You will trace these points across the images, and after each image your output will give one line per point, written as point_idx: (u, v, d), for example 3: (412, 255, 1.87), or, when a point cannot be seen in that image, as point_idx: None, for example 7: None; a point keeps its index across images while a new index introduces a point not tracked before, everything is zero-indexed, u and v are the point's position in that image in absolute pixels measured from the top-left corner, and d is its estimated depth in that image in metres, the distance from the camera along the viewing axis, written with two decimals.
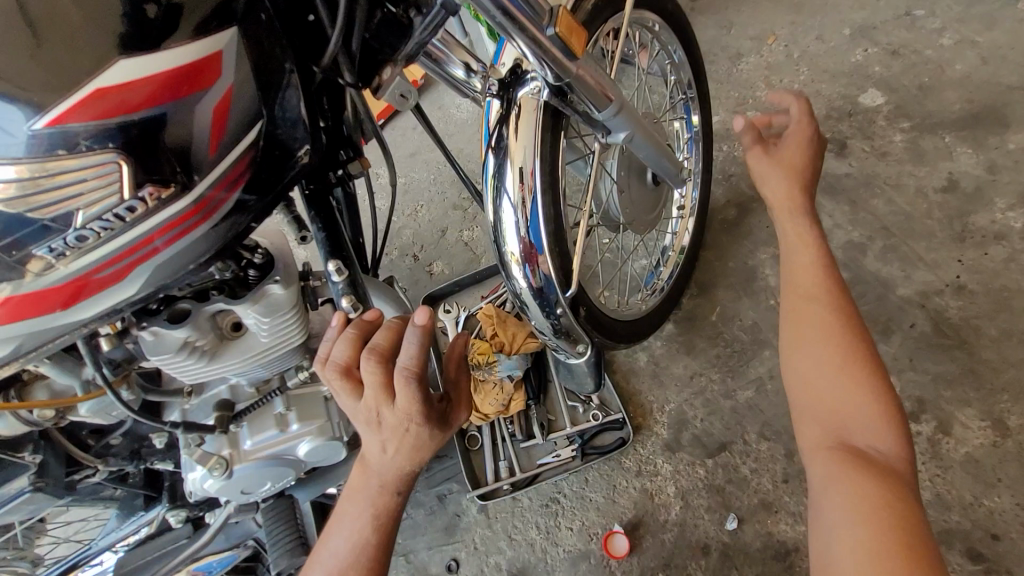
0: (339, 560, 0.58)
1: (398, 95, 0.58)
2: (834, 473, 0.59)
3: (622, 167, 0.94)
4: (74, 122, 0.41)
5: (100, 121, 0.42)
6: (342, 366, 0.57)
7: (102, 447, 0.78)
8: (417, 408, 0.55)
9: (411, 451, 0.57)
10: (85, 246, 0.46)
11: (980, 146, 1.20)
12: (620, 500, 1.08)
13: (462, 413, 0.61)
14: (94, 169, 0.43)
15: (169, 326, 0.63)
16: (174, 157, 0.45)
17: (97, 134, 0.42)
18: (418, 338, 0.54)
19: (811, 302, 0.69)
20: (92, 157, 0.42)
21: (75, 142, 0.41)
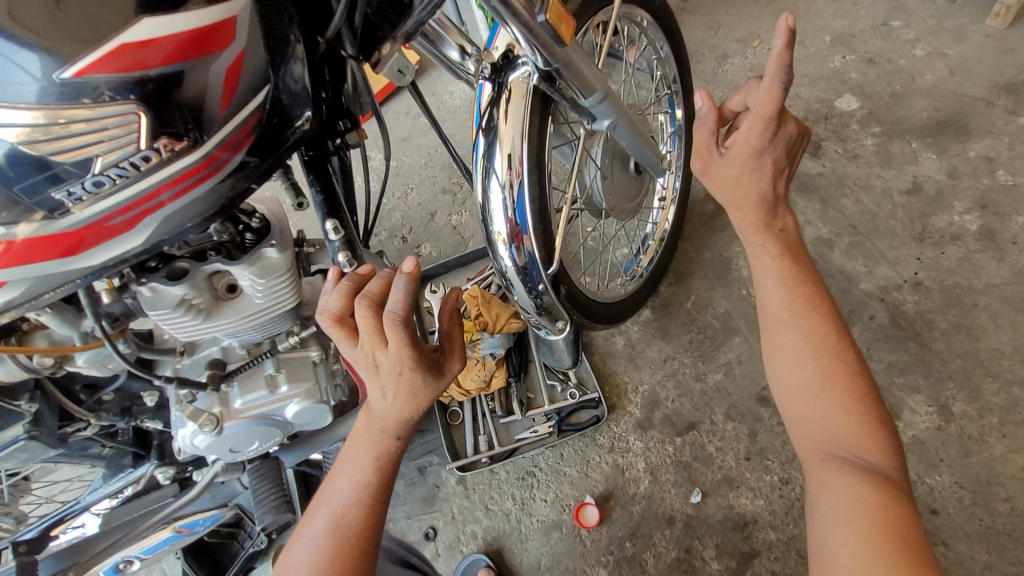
0: (344, 499, 0.62)
1: (397, 70, 0.62)
2: (832, 479, 0.63)
3: (606, 155, 0.99)
4: (97, 73, 0.44)
5: (121, 74, 0.44)
6: (335, 315, 0.60)
7: (94, 402, 0.80)
8: (408, 353, 0.59)
9: (407, 397, 0.61)
10: (97, 194, 0.49)
11: (943, 152, 1.27)
12: (593, 474, 1.13)
13: (455, 363, 0.64)
14: (112, 120, 0.46)
15: (167, 282, 0.67)
16: (188, 113, 0.48)
17: (117, 86, 0.45)
18: (405, 283, 0.58)
19: (781, 325, 0.69)
20: (111, 108, 0.45)
21: (97, 93, 0.44)
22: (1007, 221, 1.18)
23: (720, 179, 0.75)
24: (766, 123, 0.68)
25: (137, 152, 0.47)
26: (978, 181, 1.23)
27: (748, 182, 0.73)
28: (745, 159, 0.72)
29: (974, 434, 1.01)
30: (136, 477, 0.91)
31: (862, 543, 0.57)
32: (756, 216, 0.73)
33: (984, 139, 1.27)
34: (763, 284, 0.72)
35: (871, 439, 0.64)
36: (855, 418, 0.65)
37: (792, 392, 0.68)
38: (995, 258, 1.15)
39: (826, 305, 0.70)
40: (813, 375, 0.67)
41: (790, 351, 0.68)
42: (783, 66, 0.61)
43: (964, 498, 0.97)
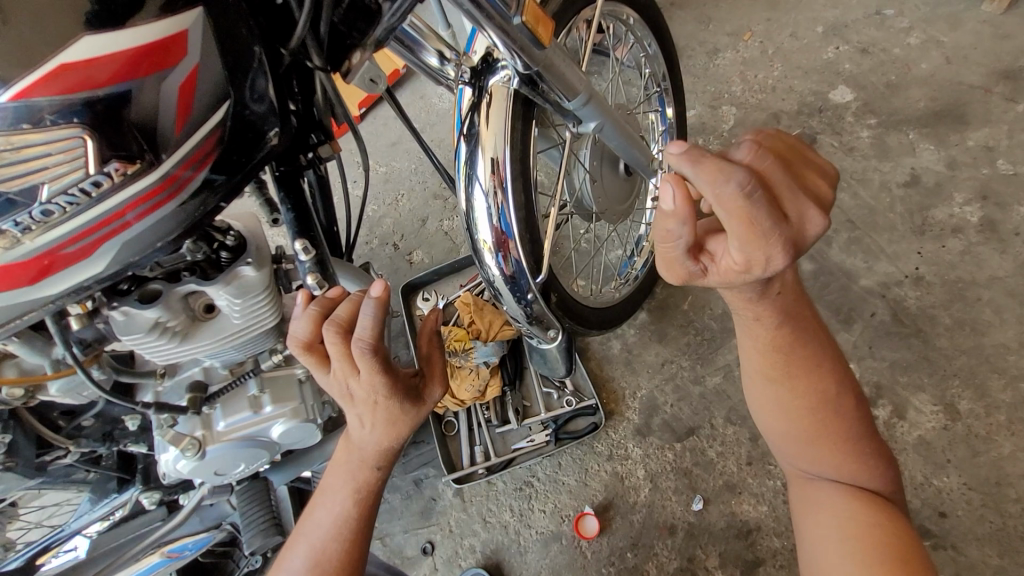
0: (324, 533, 0.60)
1: (369, 79, 0.59)
2: (826, 508, 0.62)
3: (594, 157, 0.96)
4: (39, 96, 0.41)
5: (65, 96, 0.42)
6: (304, 342, 0.58)
7: (74, 429, 0.78)
8: (381, 380, 0.56)
9: (386, 425, 0.58)
10: (50, 221, 0.46)
11: (942, 143, 1.25)
12: (592, 483, 1.11)
13: (436, 388, 0.62)
14: (59, 144, 0.43)
15: (139, 305, 0.64)
16: (141, 133, 0.46)
17: (62, 110, 0.42)
18: (374, 309, 0.54)
19: (772, 376, 0.62)
20: (56, 131, 0.43)
21: (39, 116, 0.42)
22: (1009, 211, 1.15)
23: (704, 287, 0.58)
24: (760, 252, 0.50)
25: (87, 177, 0.45)
26: (978, 171, 1.20)
27: (742, 292, 0.56)
28: (738, 279, 0.53)
29: (981, 433, 0.98)
30: (123, 502, 0.89)
31: None
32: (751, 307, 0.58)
33: (983, 128, 1.24)
34: (753, 343, 0.61)
35: (868, 473, 0.62)
36: (850, 456, 0.62)
37: (784, 435, 0.64)
38: (997, 250, 1.12)
39: (817, 344, 0.61)
40: (802, 422, 0.62)
41: (778, 404, 0.62)
42: (725, 178, 0.48)
43: (973, 499, 0.94)
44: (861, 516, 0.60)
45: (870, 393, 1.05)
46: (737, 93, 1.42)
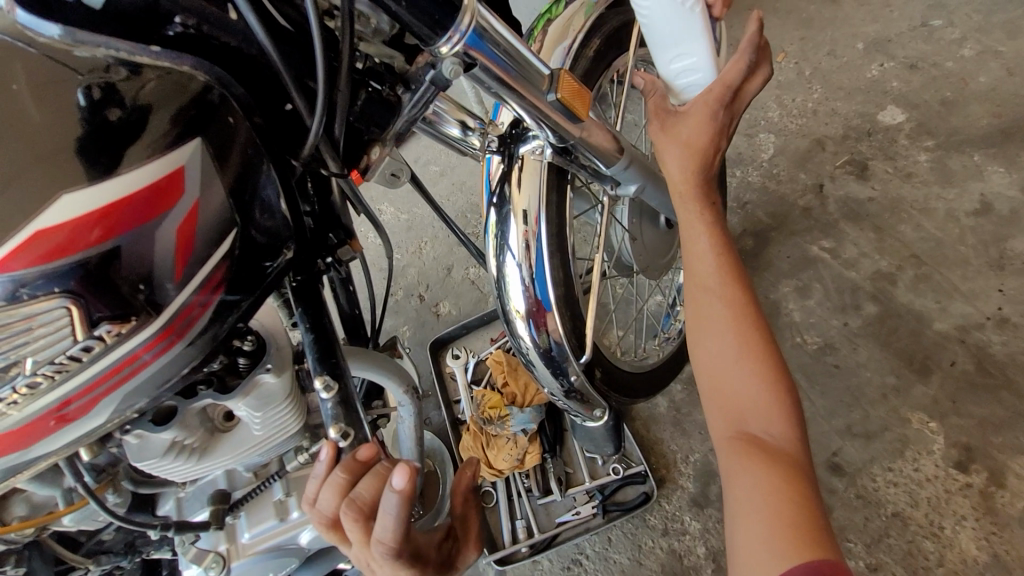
0: None
1: (390, 174, 0.54)
2: (735, 461, 0.56)
3: (633, 214, 0.88)
4: (20, 266, 0.36)
5: (46, 263, 0.36)
6: (328, 518, 0.50)
7: (94, 544, 0.73)
8: (405, 569, 0.50)
9: None
10: (36, 389, 0.40)
11: (1013, 164, 1.13)
12: (647, 561, 1.01)
13: (468, 554, 0.56)
14: (41, 316, 0.38)
15: (155, 426, 0.59)
16: (138, 284, 0.40)
17: (43, 279, 0.37)
18: (397, 505, 0.46)
19: (706, 294, 0.64)
20: (37, 304, 0.37)
21: (15, 291, 0.36)
22: None
23: (669, 136, 0.66)
24: (725, 89, 0.63)
25: (75, 343, 0.39)
26: None
27: (699, 142, 0.65)
28: (705, 114, 0.64)
29: None
30: None
31: (760, 534, 0.50)
32: (693, 182, 0.67)
33: None
34: (693, 250, 0.67)
35: (779, 416, 0.58)
36: (767, 389, 0.59)
37: (709, 364, 0.62)
38: None
39: (741, 278, 0.65)
40: (728, 339, 0.62)
41: (712, 321, 0.63)
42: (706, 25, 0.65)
43: None
44: (771, 467, 0.54)
45: (958, 456, 0.93)
46: (775, 118, 1.33)
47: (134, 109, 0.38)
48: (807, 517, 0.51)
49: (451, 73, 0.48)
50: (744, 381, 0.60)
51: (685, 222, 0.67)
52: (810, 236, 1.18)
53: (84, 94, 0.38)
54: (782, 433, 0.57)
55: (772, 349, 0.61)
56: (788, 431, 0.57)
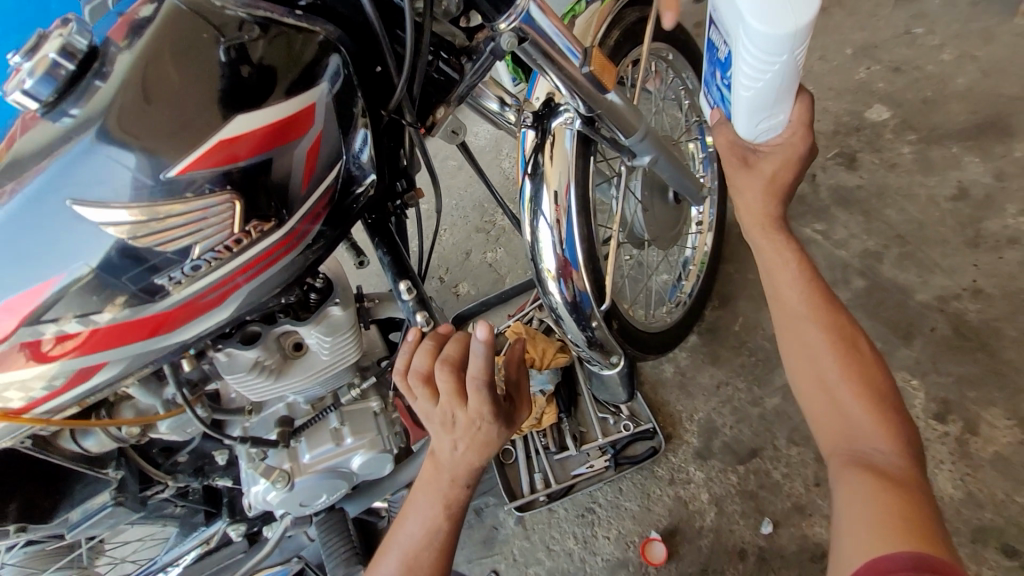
0: (415, 542, 0.63)
1: (450, 130, 0.66)
2: (852, 481, 0.55)
3: (645, 187, 0.99)
4: (200, 169, 0.47)
5: (217, 169, 0.48)
6: (422, 374, 0.62)
7: (171, 465, 0.83)
8: (487, 409, 0.60)
9: (481, 446, 0.61)
10: (195, 275, 0.52)
11: (988, 155, 1.25)
12: (655, 508, 1.11)
13: (523, 413, 0.67)
14: (212, 209, 0.49)
15: (242, 346, 0.70)
16: (275, 193, 0.51)
17: (214, 179, 0.48)
18: (484, 348, 0.59)
19: (797, 318, 0.65)
20: (213, 198, 0.48)
21: (201, 186, 0.48)
22: None
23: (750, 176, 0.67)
24: (806, 131, 0.65)
25: (232, 235, 0.50)
26: None
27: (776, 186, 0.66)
28: (795, 150, 0.65)
29: None
30: (209, 535, 0.93)
31: (872, 538, 0.49)
32: (772, 213, 0.67)
33: None
34: (778, 275, 0.66)
35: (889, 432, 0.57)
36: (869, 404, 0.59)
37: (808, 370, 0.63)
38: None
39: (833, 300, 0.65)
40: (830, 355, 0.62)
41: (810, 344, 0.63)
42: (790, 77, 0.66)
43: None
44: (884, 489, 0.53)
45: (938, 409, 1.03)
46: None
47: (262, 69, 0.49)
48: (925, 527, 0.49)
49: (508, 44, 0.59)
50: (847, 396, 0.60)
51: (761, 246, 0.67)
52: (804, 219, 1.30)
53: (224, 53, 0.48)
54: (892, 452, 0.56)
55: (873, 370, 0.61)
56: (900, 452, 0.56)
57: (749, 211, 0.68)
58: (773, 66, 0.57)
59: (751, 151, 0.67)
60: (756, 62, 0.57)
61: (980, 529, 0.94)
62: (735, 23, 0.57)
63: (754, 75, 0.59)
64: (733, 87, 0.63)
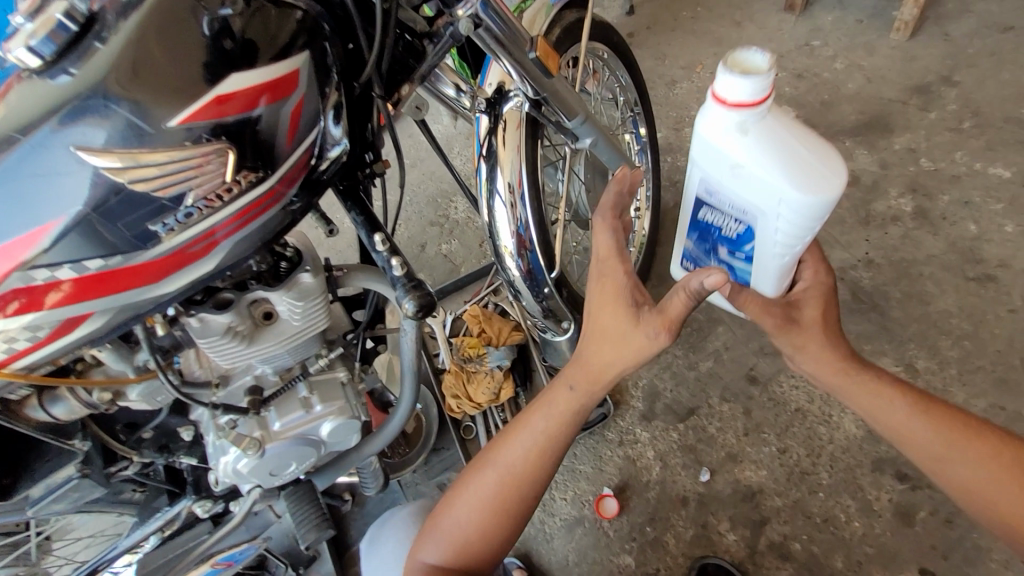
0: (524, 443, 0.74)
1: (414, 106, 0.75)
2: None
3: (588, 170, 1.10)
4: (201, 120, 0.53)
5: (213, 121, 0.54)
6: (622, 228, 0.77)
7: (134, 441, 0.84)
8: (606, 253, 0.72)
9: (599, 313, 0.71)
10: (187, 224, 0.57)
11: (873, 148, 1.45)
12: (607, 467, 1.20)
13: (656, 320, 0.66)
14: (206, 157, 0.54)
15: (215, 311, 0.73)
16: (265, 147, 0.57)
17: (212, 130, 0.54)
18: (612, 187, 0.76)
19: (934, 462, 0.68)
20: (205, 147, 0.54)
21: (199, 136, 0.53)
22: (936, 200, 1.34)
23: (814, 358, 0.70)
24: (817, 265, 0.71)
25: (225, 183, 0.56)
26: (907, 169, 1.40)
27: (827, 347, 0.70)
28: (818, 284, 0.70)
29: (939, 386, 1.13)
30: (172, 517, 0.92)
31: None
32: (840, 365, 0.70)
33: (906, 134, 1.45)
34: (895, 423, 0.70)
35: None
36: None
37: (980, 499, 0.66)
38: (931, 233, 1.30)
39: (967, 419, 0.69)
40: (1006, 485, 0.65)
41: (969, 482, 0.67)
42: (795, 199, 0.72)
43: None
44: None
45: None
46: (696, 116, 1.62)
47: (244, 43, 0.54)
48: None
49: (465, 29, 0.68)
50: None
51: (869, 402, 0.70)
52: None
53: (207, 26, 0.53)
54: None
55: None
56: None
57: (823, 369, 0.70)
58: (809, 230, 0.63)
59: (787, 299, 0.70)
60: (798, 226, 0.62)
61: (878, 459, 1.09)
62: (774, 195, 0.61)
63: (783, 246, 0.65)
64: (765, 251, 0.67)
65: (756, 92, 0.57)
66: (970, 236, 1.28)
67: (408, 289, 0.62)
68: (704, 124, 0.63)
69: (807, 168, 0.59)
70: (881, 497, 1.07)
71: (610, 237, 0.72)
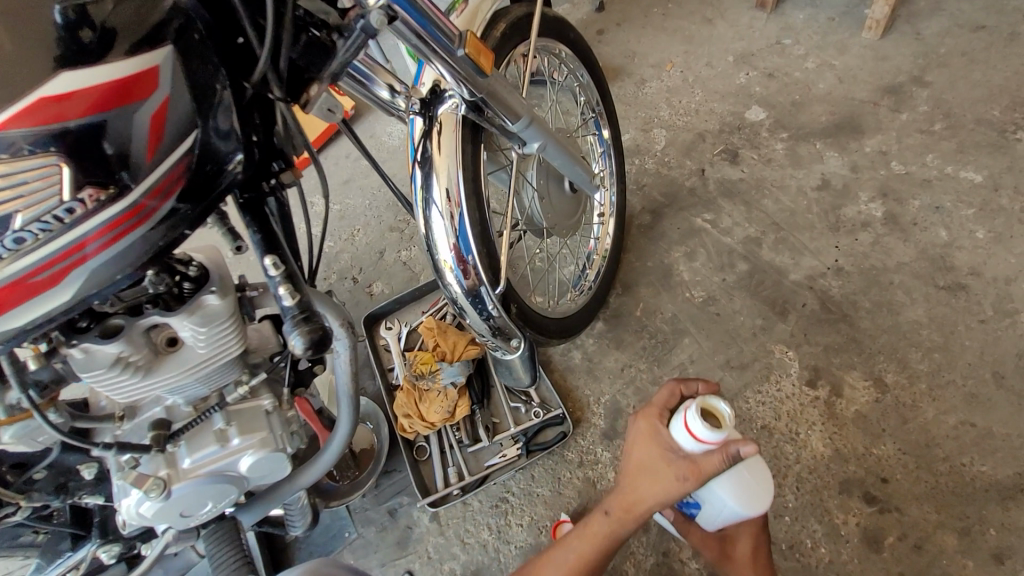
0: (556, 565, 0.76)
1: (326, 109, 0.64)
2: None
3: (541, 176, 1.03)
4: (17, 129, 0.46)
5: (39, 128, 0.46)
6: None
7: (24, 483, 0.75)
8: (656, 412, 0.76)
9: (622, 505, 0.74)
10: (16, 253, 0.49)
11: (844, 150, 1.40)
12: (566, 491, 1.14)
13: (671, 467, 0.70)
14: (35, 174, 0.47)
15: (99, 341, 0.64)
16: (115, 160, 0.50)
17: (35, 140, 0.46)
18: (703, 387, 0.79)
19: None
20: (39, 159, 0.47)
21: (18, 146, 0.46)
22: (906, 205, 1.30)
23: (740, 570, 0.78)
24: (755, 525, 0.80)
25: (61, 204, 0.48)
26: (877, 172, 1.36)
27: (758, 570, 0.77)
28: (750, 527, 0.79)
29: (908, 401, 1.08)
30: (77, 562, 0.84)
31: None
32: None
33: (876, 136, 1.41)
34: None
35: None
36: None
37: None
38: (901, 240, 1.26)
39: None
40: None
41: None
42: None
43: (908, 463, 1.03)
44: None
45: (809, 376, 1.14)
46: (665, 117, 1.56)
47: (104, 32, 0.48)
48: None
49: (378, 22, 0.58)
50: None
51: None
52: (695, 210, 1.40)
53: (61, 15, 0.47)
54: None
55: None
56: None
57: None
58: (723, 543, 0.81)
59: (721, 531, 0.81)
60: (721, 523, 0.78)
61: (845, 480, 1.04)
62: (717, 502, 0.76)
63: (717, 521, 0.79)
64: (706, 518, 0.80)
65: (716, 437, 0.68)
66: (941, 243, 1.23)
67: (296, 322, 0.58)
68: (675, 431, 0.71)
69: (753, 482, 0.74)
70: (848, 520, 1.00)
71: (666, 394, 0.78)
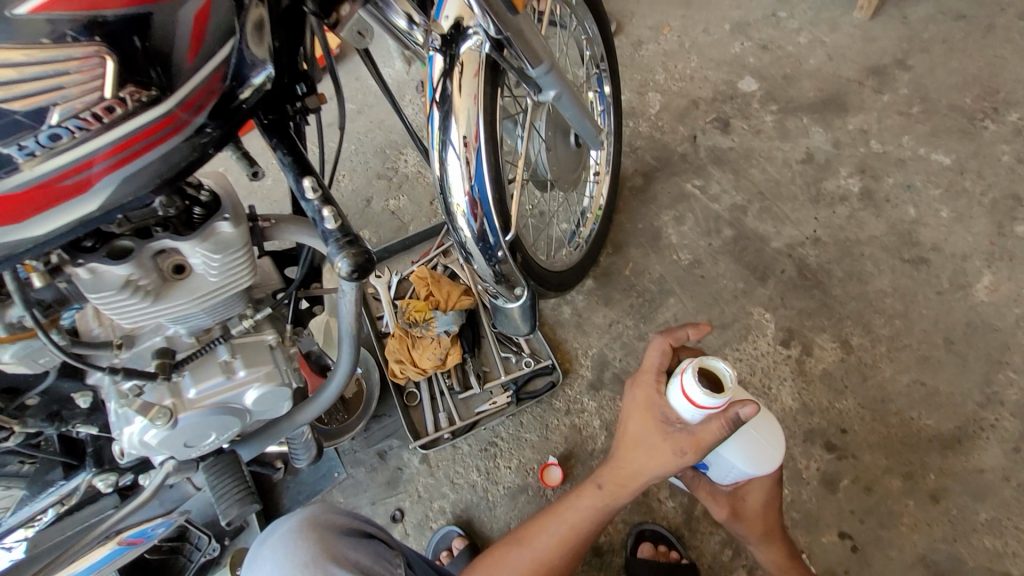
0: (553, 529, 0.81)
1: (356, 32, 0.65)
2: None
3: (549, 127, 1.03)
4: (61, 11, 0.44)
5: (84, 12, 0.44)
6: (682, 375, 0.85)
7: (16, 409, 0.73)
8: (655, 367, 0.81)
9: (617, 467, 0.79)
10: (54, 149, 0.49)
11: (828, 126, 1.46)
12: (553, 436, 1.19)
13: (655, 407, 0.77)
14: (77, 65, 0.46)
15: (109, 261, 0.62)
16: (158, 60, 0.50)
17: (79, 27, 0.45)
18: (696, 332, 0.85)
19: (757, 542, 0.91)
20: (78, 48, 0.45)
21: (61, 33, 0.45)
22: (881, 182, 1.37)
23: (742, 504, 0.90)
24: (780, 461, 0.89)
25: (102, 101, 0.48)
26: (857, 150, 1.42)
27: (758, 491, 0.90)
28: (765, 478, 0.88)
29: (869, 362, 1.18)
30: (68, 492, 0.82)
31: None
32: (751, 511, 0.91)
33: (859, 115, 1.47)
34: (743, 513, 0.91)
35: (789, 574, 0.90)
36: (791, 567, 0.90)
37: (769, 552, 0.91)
38: (874, 215, 1.34)
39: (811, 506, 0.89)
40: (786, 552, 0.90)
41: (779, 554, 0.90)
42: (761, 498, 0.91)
43: (866, 416, 1.14)
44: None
45: (783, 337, 1.22)
46: (661, 81, 1.57)
47: None
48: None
49: None
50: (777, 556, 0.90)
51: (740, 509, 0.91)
52: (685, 175, 1.44)
53: None
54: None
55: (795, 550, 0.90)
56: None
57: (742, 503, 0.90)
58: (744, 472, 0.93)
59: (733, 490, 0.91)
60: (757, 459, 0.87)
61: (809, 430, 1.14)
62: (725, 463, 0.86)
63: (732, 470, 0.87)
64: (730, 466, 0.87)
65: (716, 404, 0.71)
66: (909, 220, 1.32)
67: (340, 246, 0.60)
68: (672, 398, 0.76)
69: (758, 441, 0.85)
70: (810, 466, 1.11)
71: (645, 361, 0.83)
